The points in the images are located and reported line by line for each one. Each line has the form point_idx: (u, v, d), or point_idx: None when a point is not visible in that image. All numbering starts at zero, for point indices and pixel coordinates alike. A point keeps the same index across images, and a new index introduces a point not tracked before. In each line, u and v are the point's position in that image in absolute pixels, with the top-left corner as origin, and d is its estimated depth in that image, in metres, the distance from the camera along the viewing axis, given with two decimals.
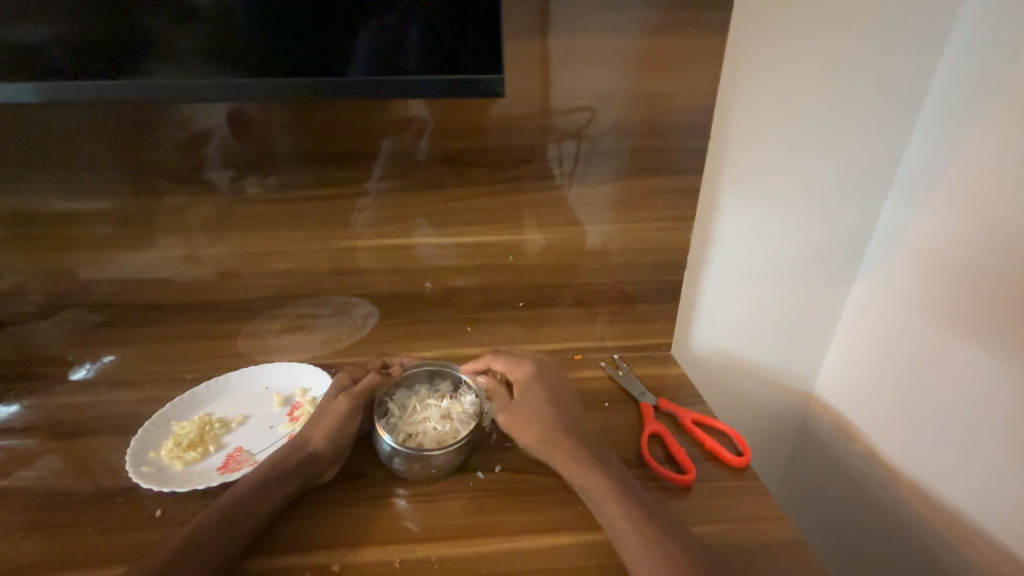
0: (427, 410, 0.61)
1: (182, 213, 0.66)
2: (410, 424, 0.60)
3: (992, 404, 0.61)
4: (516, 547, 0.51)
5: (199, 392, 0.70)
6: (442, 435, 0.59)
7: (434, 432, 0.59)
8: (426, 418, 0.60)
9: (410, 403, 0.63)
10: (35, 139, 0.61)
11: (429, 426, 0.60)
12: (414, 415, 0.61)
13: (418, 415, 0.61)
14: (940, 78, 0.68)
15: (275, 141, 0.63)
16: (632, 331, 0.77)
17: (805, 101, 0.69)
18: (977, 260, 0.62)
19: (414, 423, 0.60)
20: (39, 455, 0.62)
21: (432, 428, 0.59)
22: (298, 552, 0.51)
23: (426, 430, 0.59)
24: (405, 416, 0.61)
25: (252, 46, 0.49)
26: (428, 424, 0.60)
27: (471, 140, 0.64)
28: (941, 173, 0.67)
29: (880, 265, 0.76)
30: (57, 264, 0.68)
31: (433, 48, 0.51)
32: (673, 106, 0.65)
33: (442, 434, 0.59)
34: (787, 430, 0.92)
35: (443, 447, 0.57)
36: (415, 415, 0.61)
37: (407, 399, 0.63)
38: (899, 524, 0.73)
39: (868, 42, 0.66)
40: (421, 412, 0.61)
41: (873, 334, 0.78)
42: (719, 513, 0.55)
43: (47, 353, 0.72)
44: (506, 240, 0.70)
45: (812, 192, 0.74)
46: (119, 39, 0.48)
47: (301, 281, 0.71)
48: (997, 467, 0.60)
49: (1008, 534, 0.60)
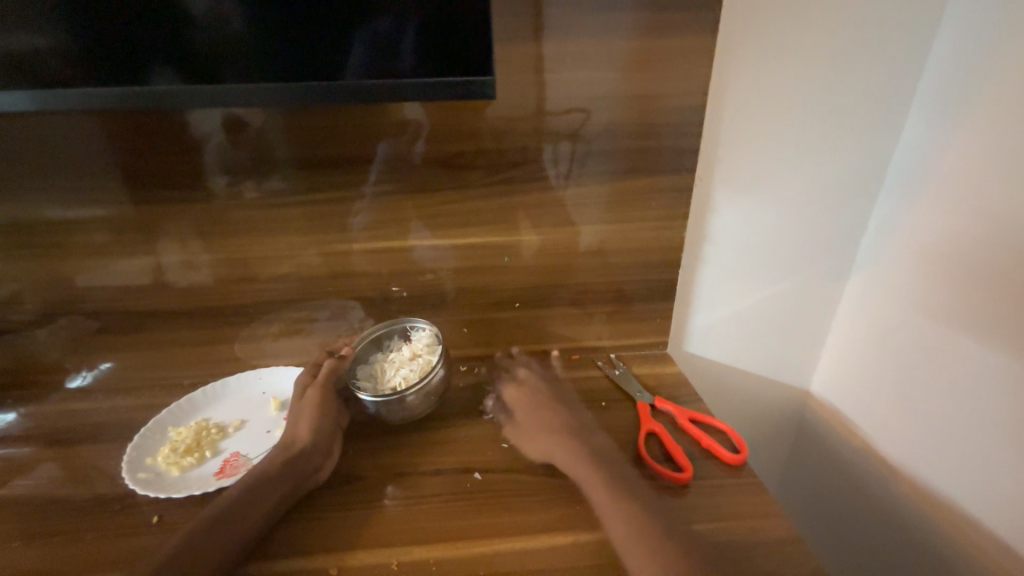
0: (395, 363, 0.66)
1: (177, 218, 0.66)
2: (389, 380, 0.64)
3: (989, 399, 0.61)
4: (516, 548, 0.50)
5: (196, 396, 0.69)
6: (419, 369, 0.64)
7: (411, 371, 0.64)
8: (398, 369, 0.64)
9: (377, 368, 0.66)
10: (30, 147, 0.61)
11: (403, 370, 0.64)
12: (388, 374, 0.65)
13: (390, 371, 0.65)
14: (931, 69, 0.67)
15: (270, 148, 0.63)
16: (630, 330, 0.76)
17: (798, 96, 0.67)
18: (972, 256, 0.61)
19: (391, 380, 0.64)
20: (37, 462, 0.61)
21: (407, 370, 0.64)
22: (295, 556, 0.50)
23: (403, 373, 0.64)
24: (382, 376, 0.65)
25: (245, 52, 0.49)
26: (402, 372, 0.64)
27: (465, 141, 0.64)
28: (935, 166, 0.66)
29: (876, 260, 0.76)
30: (54, 271, 0.68)
31: (427, 49, 0.50)
32: (669, 103, 0.64)
33: (414, 371, 0.64)
34: (787, 426, 0.92)
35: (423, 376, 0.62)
36: (388, 373, 0.65)
37: (374, 365, 0.66)
38: (901, 517, 0.73)
39: (860, 35, 0.65)
40: (390, 368, 0.65)
41: (869, 330, 0.77)
42: (718, 511, 0.54)
43: (45, 361, 0.72)
44: (501, 242, 0.70)
45: (807, 188, 0.73)
46: (114, 47, 0.48)
47: (298, 286, 0.71)
48: (996, 462, 0.60)
49: (1007, 528, 0.60)
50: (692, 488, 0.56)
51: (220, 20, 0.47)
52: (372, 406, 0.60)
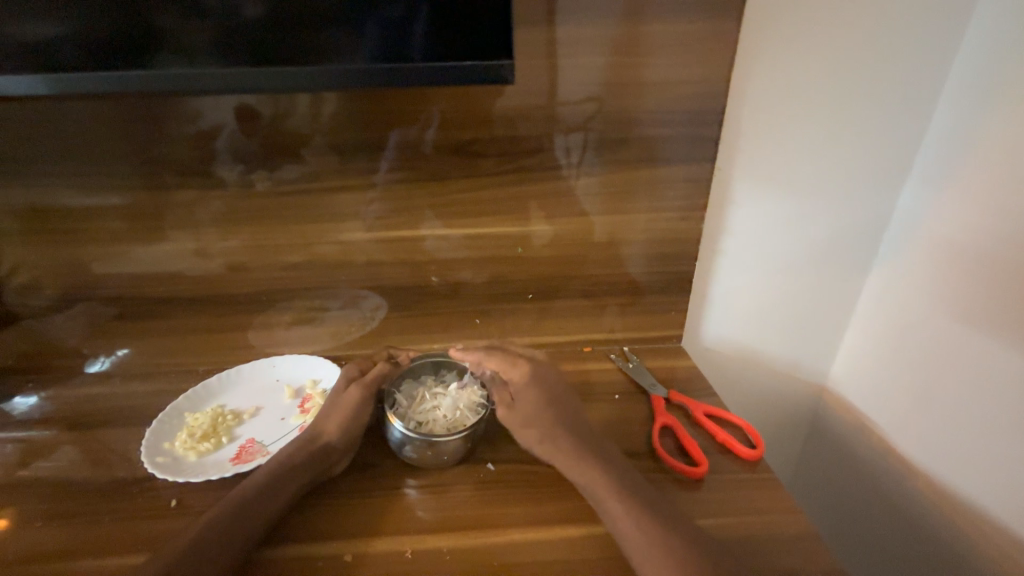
0: (436, 399, 0.61)
1: (192, 207, 0.66)
2: (421, 414, 0.59)
3: (1010, 399, 0.60)
4: (529, 538, 0.50)
5: (211, 383, 0.69)
6: (451, 420, 0.59)
7: (445, 419, 0.59)
8: (436, 407, 0.60)
9: (420, 392, 0.62)
10: (45, 134, 0.61)
11: (439, 412, 0.59)
12: (423, 405, 0.60)
13: (427, 403, 0.61)
14: (964, 53, 0.64)
15: (283, 136, 0.62)
16: (643, 323, 0.76)
17: (823, 82, 0.65)
18: (1000, 249, 0.59)
19: (424, 413, 0.59)
20: (57, 446, 0.62)
21: (442, 415, 0.59)
22: (311, 541, 0.51)
23: (436, 417, 0.59)
24: (417, 405, 0.60)
25: (259, 37, 0.48)
26: (437, 414, 0.59)
27: (478, 130, 0.63)
28: (960, 158, 0.64)
29: (897, 255, 0.74)
30: (71, 258, 0.68)
31: (441, 34, 0.49)
32: (686, 92, 0.62)
33: (450, 421, 0.59)
34: (799, 422, 0.91)
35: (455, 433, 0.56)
36: (425, 405, 0.60)
37: (416, 389, 0.62)
38: (913, 514, 0.73)
39: (888, 22, 0.62)
40: (430, 400, 0.61)
41: (888, 326, 0.76)
42: (730, 505, 0.53)
43: (63, 346, 0.73)
44: (513, 232, 0.69)
45: (829, 179, 0.71)
46: (127, 33, 0.47)
47: (310, 275, 0.71)
48: (1015, 461, 0.59)
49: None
50: (706, 482, 0.56)
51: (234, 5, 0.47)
52: (398, 436, 0.57)
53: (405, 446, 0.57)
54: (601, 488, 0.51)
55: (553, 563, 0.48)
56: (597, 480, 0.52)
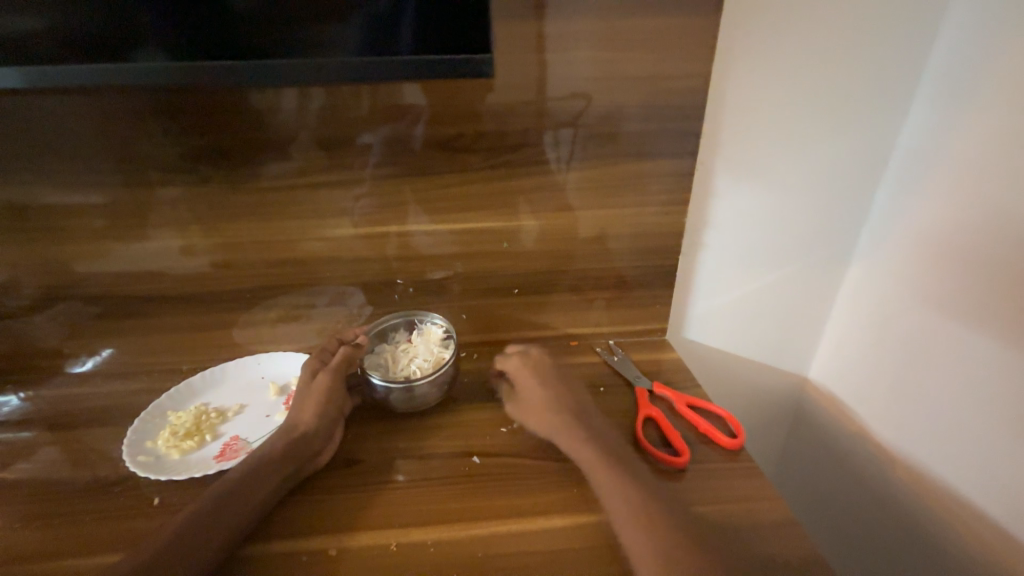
0: (407, 353, 0.66)
1: (175, 203, 0.65)
2: (400, 369, 0.65)
3: (988, 388, 0.61)
4: (515, 529, 0.51)
5: (195, 381, 0.69)
6: (431, 360, 0.65)
7: (423, 362, 0.65)
8: (411, 358, 0.65)
9: (385, 360, 0.66)
10: (21, 131, 0.60)
11: (415, 361, 0.65)
12: (400, 362, 0.66)
13: (400, 362, 0.65)
14: (940, 49, 0.65)
15: (266, 131, 0.62)
16: (630, 317, 0.76)
17: (803, 78, 0.66)
18: (978, 241, 0.61)
19: (403, 368, 0.65)
20: (38, 446, 0.62)
21: (419, 359, 0.65)
22: (295, 537, 0.51)
23: (417, 365, 0.64)
24: (393, 364, 0.65)
25: (239, 31, 0.48)
26: (414, 362, 0.65)
27: (463, 125, 0.63)
28: (937, 151, 0.66)
29: (877, 247, 0.75)
30: (51, 256, 0.67)
31: (424, 29, 0.49)
32: (671, 87, 0.62)
33: (427, 363, 0.65)
34: (783, 414, 0.92)
35: (438, 367, 0.63)
36: (400, 361, 0.66)
37: (385, 352, 0.67)
38: (894, 502, 0.75)
39: (868, 18, 0.63)
40: (403, 356, 0.66)
41: (869, 318, 0.77)
42: (713, 494, 0.54)
43: (43, 346, 0.72)
44: (500, 227, 0.69)
45: (810, 173, 0.72)
46: (106, 27, 0.47)
47: (296, 273, 0.70)
48: (994, 448, 0.61)
49: (1000, 509, 0.61)
50: (691, 472, 0.57)
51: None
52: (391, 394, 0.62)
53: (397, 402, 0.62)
54: (593, 464, 0.53)
55: (537, 553, 0.49)
56: (588, 458, 0.54)
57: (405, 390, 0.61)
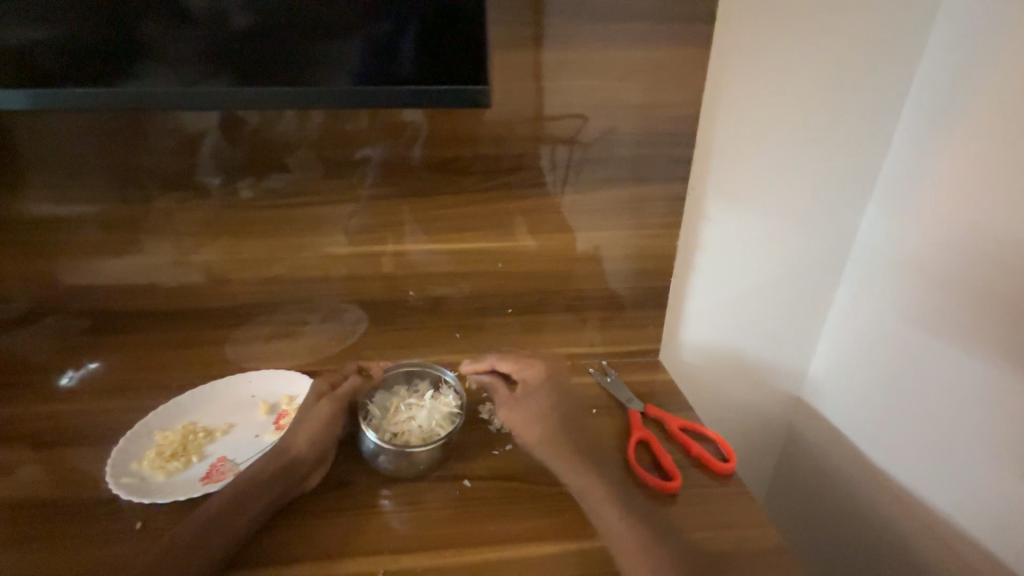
0: (411, 410, 0.62)
1: (171, 218, 0.65)
2: (398, 427, 0.60)
3: (977, 411, 0.62)
4: (505, 556, 0.50)
5: (184, 399, 0.68)
6: (426, 431, 0.60)
7: (424, 431, 0.59)
8: (411, 417, 0.61)
9: (391, 405, 0.63)
10: (20, 143, 0.60)
11: (414, 423, 0.60)
12: (399, 415, 0.61)
13: (402, 414, 0.61)
14: (919, 84, 0.68)
15: (266, 149, 0.62)
16: (624, 336, 0.77)
17: (792, 108, 0.68)
18: (964, 266, 0.62)
19: (399, 422, 0.60)
20: (21, 464, 0.60)
21: (421, 426, 0.60)
22: (282, 563, 0.50)
23: (410, 429, 0.60)
24: (394, 417, 0.61)
25: (244, 49, 0.49)
26: (415, 425, 0.60)
27: (461, 147, 0.64)
28: (921, 178, 0.68)
29: (864, 269, 0.76)
30: (43, 268, 0.66)
31: (425, 56, 0.50)
32: (666, 114, 0.64)
33: (424, 434, 0.59)
34: (775, 435, 0.93)
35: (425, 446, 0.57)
36: (401, 413, 0.61)
37: (393, 400, 0.63)
38: (884, 523, 0.75)
39: (855, 49, 0.66)
40: (406, 410, 0.62)
41: (857, 339, 0.78)
42: (706, 519, 0.54)
43: (30, 359, 0.71)
44: (496, 247, 0.70)
45: (799, 197, 0.74)
46: (112, 44, 0.47)
47: (291, 289, 0.70)
48: (983, 471, 0.62)
49: (988, 532, 0.62)
50: (683, 496, 0.56)
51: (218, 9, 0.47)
52: (371, 447, 0.57)
53: (377, 456, 0.57)
54: (596, 496, 0.54)
55: None
56: (592, 488, 0.54)
57: (394, 451, 0.56)
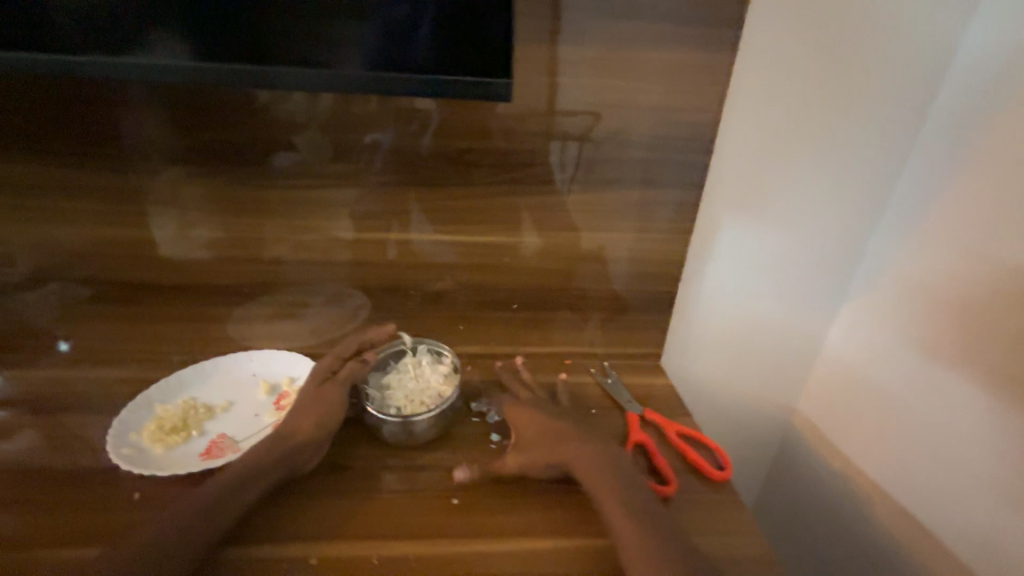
0: (410, 380, 0.64)
1: (177, 192, 0.65)
2: (400, 400, 0.62)
3: (974, 438, 0.62)
4: (497, 549, 0.51)
5: (185, 374, 0.68)
6: (429, 394, 0.62)
7: (425, 396, 0.62)
8: (411, 387, 0.63)
9: (389, 382, 0.64)
10: (25, 107, 0.59)
11: (414, 393, 0.62)
12: (400, 389, 0.63)
13: (401, 388, 0.63)
14: (941, 100, 0.67)
15: (276, 127, 0.62)
16: (623, 338, 0.77)
17: (809, 120, 0.67)
18: (970, 293, 0.62)
19: (400, 397, 0.62)
20: (19, 429, 0.61)
21: (422, 392, 0.62)
22: (276, 543, 0.50)
23: (413, 398, 0.62)
24: (394, 391, 0.63)
25: (259, 26, 0.48)
26: (416, 394, 0.62)
27: (474, 139, 0.63)
28: (934, 199, 0.67)
29: (869, 288, 0.76)
30: (46, 235, 0.66)
31: (444, 43, 0.49)
32: (680, 118, 0.63)
33: (426, 398, 0.62)
34: (768, 445, 0.93)
35: (431, 408, 0.60)
36: (402, 387, 0.63)
37: (389, 377, 0.65)
38: (865, 535, 0.77)
39: (877, 63, 0.65)
40: (404, 382, 0.64)
41: (857, 355, 0.78)
42: (695, 525, 0.55)
43: (30, 326, 0.71)
44: (504, 242, 0.70)
45: (809, 210, 0.73)
46: (124, 11, 0.46)
47: (294, 271, 0.70)
48: (976, 499, 0.62)
49: (962, 545, 0.64)
50: (674, 501, 0.57)
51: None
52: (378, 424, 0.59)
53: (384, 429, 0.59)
54: None
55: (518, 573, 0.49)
56: None
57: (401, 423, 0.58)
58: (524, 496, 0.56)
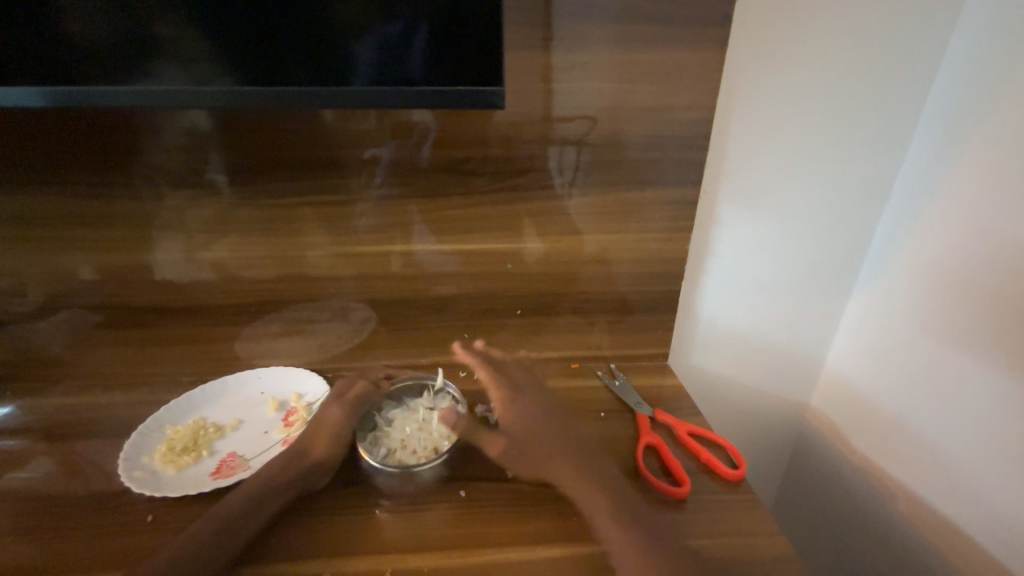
0: (413, 423, 0.63)
1: (183, 216, 0.66)
2: (396, 442, 0.60)
3: (995, 425, 0.60)
4: (510, 559, 0.50)
5: (195, 395, 0.69)
6: (425, 446, 0.60)
7: (421, 445, 0.60)
8: (411, 430, 0.61)
9: (393, 420, 0.63)
10: (34, 140, 0.61)
11: (413, 437, 0.61)
12: (399, 431, 0.62)
13: (400, 431, 0.62)
14: (939, 86, 0.67)
15: (276, 146, 0.63)
16: (631, 340, 0.76)
17: (806, 113, 0.67)
18: (982, 276, 0.61)
19: (397, 440, 0.60)
20: (35, 456, 0.61)
21: (419, 441, 0.60)
22: (286, 560, 0.50)
23: (409, 442, 0.60)
24: (393, 431, 0.61)
25: (255, 49, 0.49)
26: (414, 440, 0.61)
27: (472, 148, 0.64)
28: (939, 184, 0.66)
29: (878, 277, 0.75)
30: (56, 264, 0.67)
31: (437, 56, 0.50)
32: (675, 117, 0.64)
33: (422, 448, 0.60)
34: (785, 443, 0.91)
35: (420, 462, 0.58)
36: (400, 430, 0.62)
37: (396, 415, 0.64)
38: (890, 532, 0.75)
39: (871, 52, 0.65)
40: (406, 425, 0.62)
41: (870, 346, 0.77)
42: (713, 526, 0.53)
43: (44, 354, 0.72)
44: (506, 249, 0.70)
45: (811, 202, 0.73)
46: (125, 42, 0.48)
47: (299, 288, 0.71)
48: (1001, 488, 0.60)
49: (989, 537, 0.62)
50: (690, 503, 0.56)
51: (228, 6, 0.47)
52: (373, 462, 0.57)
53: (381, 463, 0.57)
54: None
55: None
56: None
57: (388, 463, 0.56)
58: (532, 503, 0.55)
